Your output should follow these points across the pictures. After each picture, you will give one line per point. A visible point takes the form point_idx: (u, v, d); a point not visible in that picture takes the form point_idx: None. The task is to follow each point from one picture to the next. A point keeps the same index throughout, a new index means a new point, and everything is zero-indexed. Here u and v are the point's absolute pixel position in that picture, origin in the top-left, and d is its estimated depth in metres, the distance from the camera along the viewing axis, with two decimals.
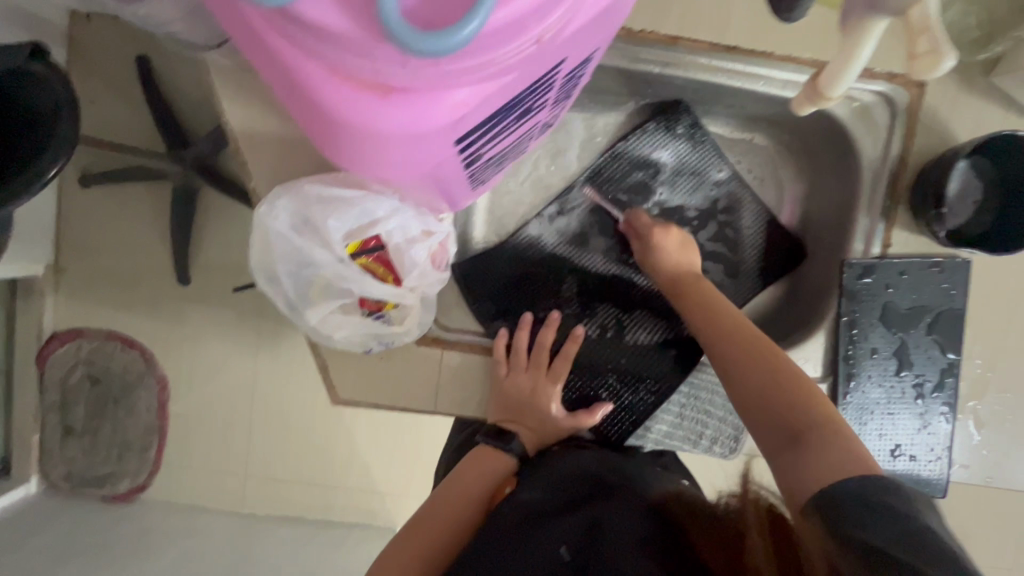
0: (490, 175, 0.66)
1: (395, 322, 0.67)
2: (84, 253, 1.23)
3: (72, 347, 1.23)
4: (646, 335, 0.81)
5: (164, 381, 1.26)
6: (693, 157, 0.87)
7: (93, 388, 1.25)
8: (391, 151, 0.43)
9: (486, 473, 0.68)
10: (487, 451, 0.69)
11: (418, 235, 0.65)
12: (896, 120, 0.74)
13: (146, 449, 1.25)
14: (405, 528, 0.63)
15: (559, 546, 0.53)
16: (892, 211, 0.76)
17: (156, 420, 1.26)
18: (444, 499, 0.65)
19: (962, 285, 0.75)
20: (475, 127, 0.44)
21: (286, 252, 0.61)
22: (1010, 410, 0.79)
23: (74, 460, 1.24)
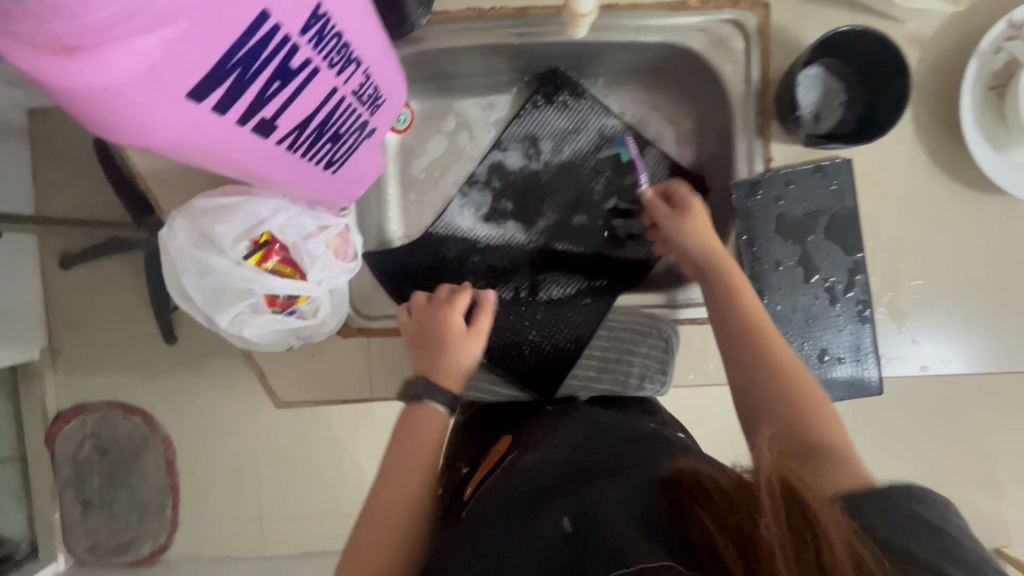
0: (348, 157, 0.59)
1: (309, 315, 0.71)
2: (74, 331, 1.27)
3: (78, 423, 1.27)
4: (559, 290, 0.87)
5: (169, 441, 1.29)
6: (580, 120, 0.92)
7: (104, 458, 1.28)
8: (117, 126, 0.32)
9: (432, 439, 0.66)
10: (428, 417, 0.66)
11: (314, 230, 0.70)
12: (749, 42, 0.77)
13: (163, 509, 1.28)
14: (363, 516, 0.62)
15: (562, 516, 0.51)
16: (766, 128, 0.79)
17: (168, 480, 1.29)
18: (394, 480, 0.63)
19: (849, 183, 0.78)
20: (232, 88, 0.34)
21: (189, 266, 0.66)
22: (923, 296, 0.81)
23: (96, 532, 1.27)
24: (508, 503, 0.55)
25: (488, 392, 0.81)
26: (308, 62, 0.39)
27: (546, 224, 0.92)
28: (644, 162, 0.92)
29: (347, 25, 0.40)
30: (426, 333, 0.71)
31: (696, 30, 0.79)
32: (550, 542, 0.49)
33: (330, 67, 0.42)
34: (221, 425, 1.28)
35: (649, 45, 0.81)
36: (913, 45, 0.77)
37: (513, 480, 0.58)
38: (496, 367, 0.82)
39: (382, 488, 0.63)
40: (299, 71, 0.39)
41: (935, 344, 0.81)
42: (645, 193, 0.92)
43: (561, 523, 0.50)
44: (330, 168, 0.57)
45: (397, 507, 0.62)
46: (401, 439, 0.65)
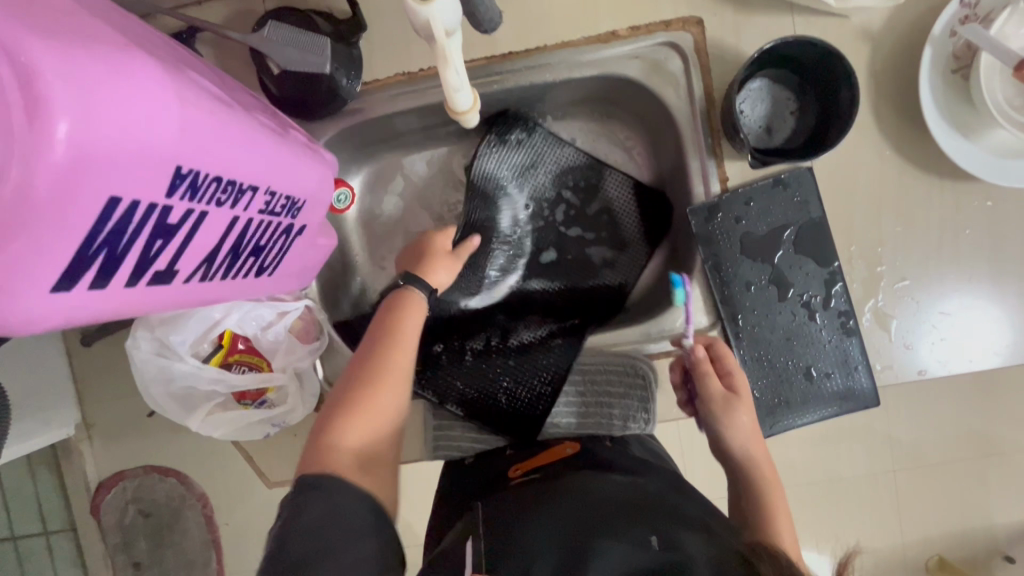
0: (280, 260, 0.59)
1: (278, 402, 0.72)
2: (100, 404, 1.20)
3: (118, 491, 1.23)
4: (531, 334, 0.86)
5: (205, 497, 1.24)
6: (537, 155, 0.87)
7: (149, 519, 1.26)
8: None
9: (412, 322, 0.68)
10: (411, 310, 0.69)
11: (272, 318, 0.71)
12: (687, 63, 0.75)
13: (208, 564, 1.29)
14: (340, 401, 0.59)
15: (648, 533, 0.52)
16: (717, 147, 0.76)
17: (209, 535, 1.27)
18: (381, 367, 0.62)
19: (812, 193, 0.74)
20: (107, 265, 0.35)
21: (154, 375, 0.67)
22: (910, 297, 0.76)
23: None
24: (569, 513, 0.56)
25: (470, 447, 0.80)
26: (190, 212, 0.39)
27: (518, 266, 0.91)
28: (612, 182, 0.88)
29: (229, 167, 0.41)
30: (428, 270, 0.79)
31: (632, 56, 0.76)
32: (636, 548, 0.51)
33: (218, 205, 0.42)
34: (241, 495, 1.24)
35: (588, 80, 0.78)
36: (862, 39, 0.73)
37: (591, 492, 0.58)
38: (475, 422, 0.81)
39: (361, 374, 0.61)
40: (182, 223, 0.39)
41: (929, 346, 0.76)
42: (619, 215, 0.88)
43: (649, 539, 0.52)
44: (264, 274, 0.57)
45: (382, 393, 0.60)
46: (384, 329, 0.66)
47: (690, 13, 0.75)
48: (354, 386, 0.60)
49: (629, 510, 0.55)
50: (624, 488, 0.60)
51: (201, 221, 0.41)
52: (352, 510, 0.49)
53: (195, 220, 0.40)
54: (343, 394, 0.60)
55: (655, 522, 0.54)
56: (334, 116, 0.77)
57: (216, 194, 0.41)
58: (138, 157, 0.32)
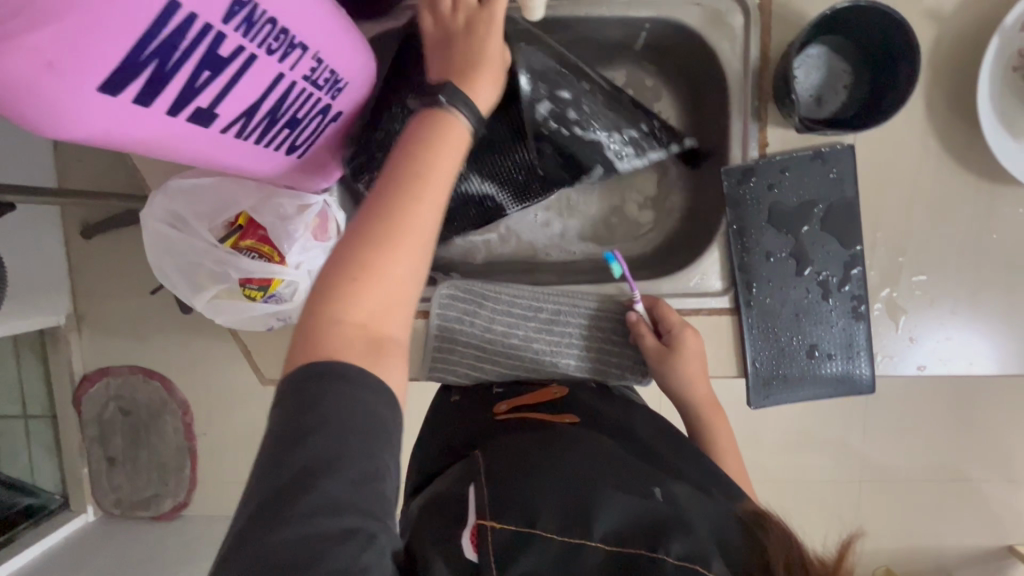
0: (312, 143, 0.58)
1: (286, 298, 0.72)
2: (97, 298, 1.22)
3: (101, 385, 1.25)
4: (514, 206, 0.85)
5: (186, 406, 1.26)
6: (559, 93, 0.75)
7: (126, 420, 1.26)
8: (42, 121, 0.32)
9: (447, 164, 0.46)
10: (445, 146, 0.47)
11: (292, 212, 0.70)
12: (749, 17, 0.72)
13: (181, 470, 1.28)
14: (345, 266, 0.42)
15: (650, 487, 0.53)
16: (763, 111, 0.75)
17: (185, 441, 1.28)
18: (404, 227, 0.43)
19: (849, 171, 0.73)
20: (153, 78, 0.34)
21: (168, 248, 0.67)
22: (925, 293, 0.76)
23: (120, 487, 1.26)
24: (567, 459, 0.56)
25: (467, 375, 0.80)
26: (241, 50, 0.38)
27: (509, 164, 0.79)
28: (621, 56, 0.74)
29: (287, 13, 0.39)
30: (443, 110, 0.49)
31: (692, 3, 0.74)
32: (640, 501, 0.51)
33: (269, 53, 0.40)
34: (228, 400, 1.26)
35: (643, 22, 0.76)
36: (930, 22, 0.71)
37: (595, 449, 0.59)
38: (480, 353, 0.80)
39: (373, 232, 0.42)
40: (232, 59, 0.38)
41: (935, 344, 0.77)
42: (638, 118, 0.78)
43: (652, 491, 0.52)
44: (293, 153, 0.56)
45: (405, 258, 0.43)
46: (409, 166, 0.45)
47: None
48: (364, 243, 0.42)
49: (638, 469, 0.56)
50: (623, 449, 0.60)
51: (249, 65, 0.40)
52: (370, 421, 0.38)
53: (245, 60, 0.39)
54: (349, 258, 0.42)
55: (655, 478, 0.55)
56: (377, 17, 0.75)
57: (270, 37, 0.39)
58: None
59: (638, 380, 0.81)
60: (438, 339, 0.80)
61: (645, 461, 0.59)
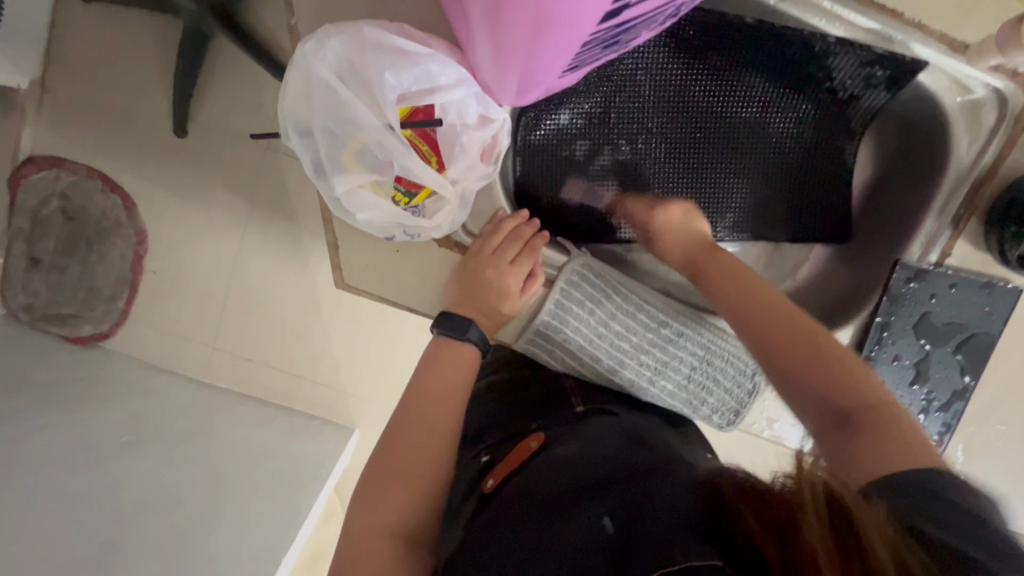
0: (588, 65, 0.47)
1: (427, 216, 0.60)
2: (80, 78, 1.04)
3: (49, 176, 1.05)
4: None
5: (144, 236, 1.08)
6: (732, 104, 0.78)
7: (67, 225, 1.07)
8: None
9: (455, 380, 0.63)
10: (458, 345, 0.65)
11: (474, 121, 0.59)
12: (1002, 123, 0.68)
13: (115, 300, 1.09)
14: (373, 463, 0.57)
15: (602, 515, 0.47)
16: (963, 221, 0.71)
17: (129, 274, 1.09)
18: (419, 418, 0.59)
19: (1002, 311, 0.73)
20: None
21: (328, 106, 0.54)
22: (998, 441, 0.80)
23: (37, 294, 1.07)
24: (543, 480, 0.54)
25: (561, 361, 0.74)
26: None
27: (658, 174, 0.80)
28: (832, 83, 0.75)
29: None
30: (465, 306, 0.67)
31: (954, 82, 0.69)
32: (589, 539, 0.46)
33: None
34: (190, 244, 1.08)
35: (876, 80, 0.73)
36: None
37: (547, 476, 0.54)
38: (585, 344, 0.73)
39: (394, 430, 0.59)
40: None
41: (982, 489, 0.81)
42: (816, 167, 0.80)
43: (602, 522, 0.47)
44: (567, 68, 0.45)
45: (424, 450, 0.57)
46: (422, 379, 0.62)
47: None
48: (390, 441, 0.58)
49: (600, 479, 0.52)
50: (579, 459, 0.55)
51: None
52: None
53: None
54: (379, 456, 0.57)
55: (604, 500, 0.49)
56: None
57: None
58: None
59: (721, 425, 0.77)
60: (549, 315, 0.72)
61: (640, 454, 0.55)
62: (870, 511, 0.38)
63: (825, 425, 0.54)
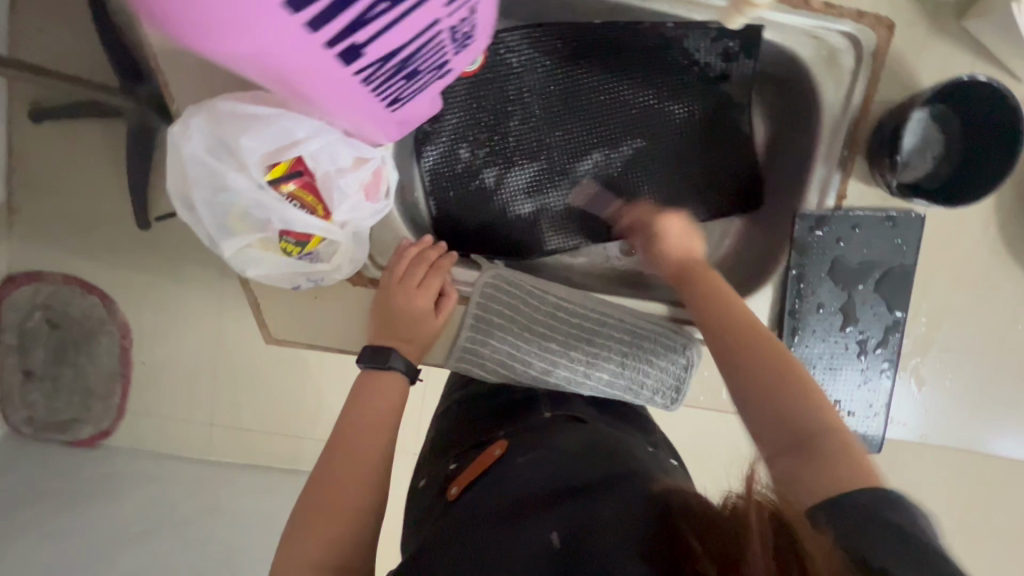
0: (414, 97, 0.50)
1: (324, 259, 0.65)
2: (41, 193, 1.07)
3: (30, 290, 1.08)
4: (567, 241, 0.85)
5: (126, 329, 1.11)
6: (615, 105, 0.81)
7: (54, 333, 1.09)
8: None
9: (381, 408, 0.66)
10: (384, 370, 0.68)
11: (350, 164, 0.62)
12: (861, 65, 0.70)
13: (110, 395, 1.11)
14: (304, 501, 0.58)
15: (549, 530, 0.49)
16: (849, 162, 0.73)
17: (120, 368, 1.11)
18: (349, 449, 0.61)
19: (914, 240, 0.74)
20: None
21: (202, 177, 0.57)
22: (947, 366, 0.79)
23: (35, 407, 1.08)
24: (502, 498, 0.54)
25: (494, 372, 0.75)
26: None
27: (567, 184, 0.83)
28: (698, 65, 0.78)
29: None
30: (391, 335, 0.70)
31: (804, 35, 0.70)
32: (537, 553, 0.47)
33: None
34: (175, 329, 1.11)
35: (733, 52, 0.75)
36: None
37: (506, 488, 0.55)
38: (512, 351, 0.75)
39: (325, 468, 0.60)
40: None
41: (945, 417, 0.80)
42: (714, 145, 0.82)
43: (550, 537, 0.48)
44: (387, 106, 0.49)
45: (356, 479, 0.59)
46: (354, 415, 0.65)
47: (887, 14, 0.69)
48: (322, 475, 0.60)
49: (552, 493, 0.53)
50: (539, 471, 0.56)
51: (417, 6, 0.32)
52: None
53: None
54: (307, 496, 0.58)
55: (549, 515, 0.50)
56: None
57: None
58: None
59: (666, 406, 0.78)
60: (471, 331, 0.74)
61: (586, 466, 0.56)
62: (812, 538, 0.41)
63: (784, 450, 0.55)
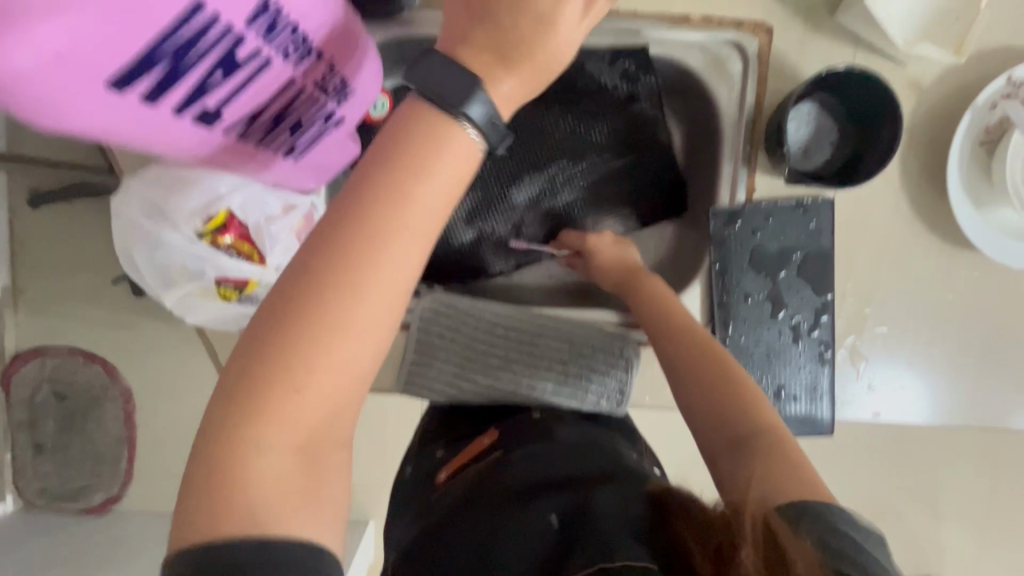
0: (310, 145, 0.56)
1: (262, 300, 0.70)
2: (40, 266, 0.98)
3: (37, 364, 0.99)
4: (506, 262, 0.87)
5: (129, 394, 1.00)
6: (536, 130, 0.83)
7: (62, 406, 1.00)
8: (29, 115, 0.29)
9: (429, 203, 0.41)
10: (398, 221, 0.40)
11: (278, 212, 0.68)
12: (749, 67, 0.75)
13: (116, 461, 1.01)
14: (257, 366, 0.38)
15: (549, 513, 0.51)
16: (753, 156, 0.78)
17: (124, 432, 1.01)
18: (339, 326, 0.38)
19: (828, 224, 0.77)
20: (168, 79, 0.32)
21: (140, 238, 0.63)
22: (884, 342, 0.81)
23: (48, 478, 1.00)
24: (493, 498, 0.56)
25: (443, 392, 0.78)
26: (258, 53, 0.36)
27: (509, 211, 0.85)
28: (609, 85, 0.80)
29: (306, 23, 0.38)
30: (407, 168, 0.40)
31: (690, 47, 0.76)
32: (538, 538, 0.49)
33: (284, 59, 0.39)
34: (171, 389, 1.00)
35: (632, 71, 0.79)
36: (911, 90, 0.75)
37: (508, 485, 0.57)
38: (456, 369, 0.79)
39: (329, 261, 0.39)
40: (248, 63, 0.36)
41: (889, 392, 0.82)
42: (637, 155, 0.84)
43: (549, 520, 0.50)
44: (287, 157, 0.54)
45: (380, 302, 0.40)
46: (379, 176, 0.40)
47: (763, 20, 0.75)
48: (326, 258, 0.39)
49: (551, 489, 0.54)
50: (548, 466, 0.58)
51: (261, 70, 0.38)
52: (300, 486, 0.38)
53: (260, 64, 0.37)
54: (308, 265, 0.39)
55: (548, 504, 0.52)
56: (385, 22, 0.74)
57: (288, 43, 0.38)
58: None
59: (612, 410, 0.79)
60: (415, 354, 0.80)
61: (582, 468, 0.57)
62: (799, 542, 0.41)
63: (725, 452, 0.55)
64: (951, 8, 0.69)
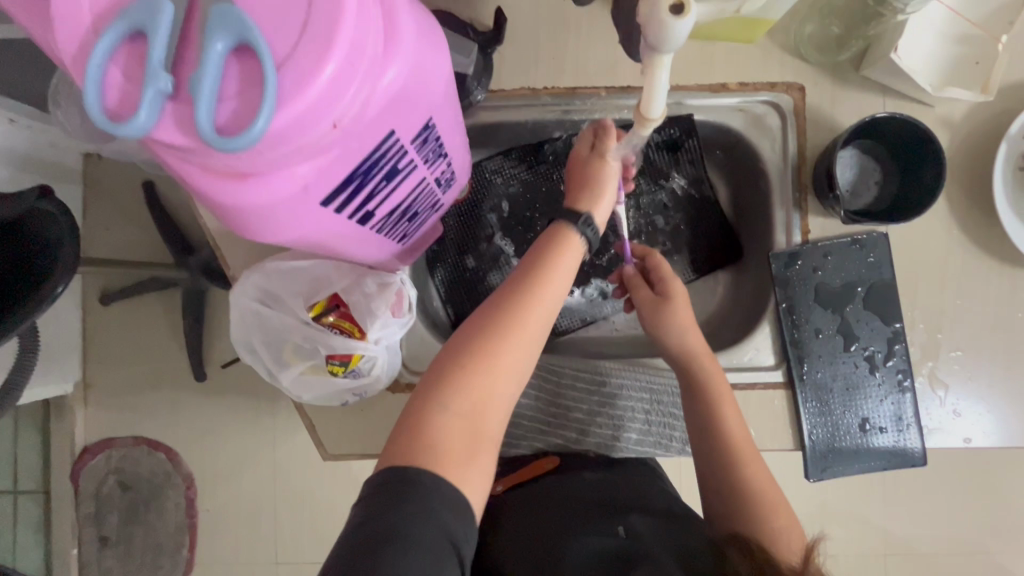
0: (418, 231, 0.63)
1: (364, 372, 0.74)
2: (110, 364, 1.10)
3: (102, 460, 1.09)
4: (575, 321, 0.94)
5: (192, 479, 1.08)
6: None
7: (125, 494, 1.09)
8: (260, 231, 0.37)
9: (567, 271, 0.59)
10: (545, 290, 0.57)
11: (374, 289, 0.72)
12: (786, 122, 0.82)
13: (179, 549, 1.07)
14: (448, 373, 0.53)
15: (615, 524, 0.58)
16: (803, 201, 0.82)
17: (186, 518, 1.08)
18: (505, 355, 0.54)
19: (885, 256, 0.80)
20: (355, 193, 0.39)
21: (255, 323, 0.71)
22: (962, 366, 0.82)
23: (111, 571, 1.08)
24: (565, 507, 0.63)
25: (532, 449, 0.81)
26: (411, 163, 0.43)
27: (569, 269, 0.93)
28: (651, 154, 0.89)
29: (444, 132, 0.45)
30: (554, 254, 0.59)
31: (730, 110, 0.84)
32: (601, 534, 0.57)
33: (426, 163, 0.46)
34: (234, 471, 1.07)
35: (676, 137, 0.87)
36: (944, 127, 0.81)
37: (572, 490, 0.66)
38: (543, 427, 0.82)
39: (511, 296, 0.56)
40: (404, 171, 0.43)
41: (977, 416, 0.81)
42: (689, 209, 0.91)
43: (616, 528, 0.58)
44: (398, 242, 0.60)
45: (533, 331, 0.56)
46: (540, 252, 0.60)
47: (796, 81, 0.82)
48: (507, 294, 0.57)
49: (607, 508, 0.62)
50: (598, 488, 0.67)
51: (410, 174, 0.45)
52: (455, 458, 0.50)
53: (410, 171, 0.44)
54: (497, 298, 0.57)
55: (619, 515, 0.60)
56: None
57: (432, 150, 0.45)
58: (416, 103, 0.37)
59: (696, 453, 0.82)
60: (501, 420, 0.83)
61: (622, 491, 0.66)
62: None
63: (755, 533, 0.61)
64: (970, 55, 0.76)
